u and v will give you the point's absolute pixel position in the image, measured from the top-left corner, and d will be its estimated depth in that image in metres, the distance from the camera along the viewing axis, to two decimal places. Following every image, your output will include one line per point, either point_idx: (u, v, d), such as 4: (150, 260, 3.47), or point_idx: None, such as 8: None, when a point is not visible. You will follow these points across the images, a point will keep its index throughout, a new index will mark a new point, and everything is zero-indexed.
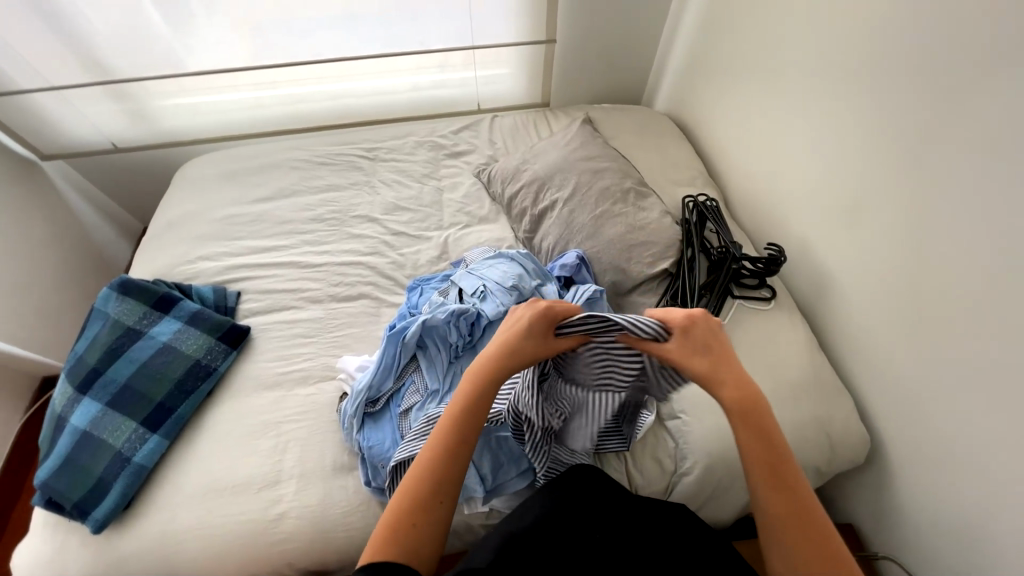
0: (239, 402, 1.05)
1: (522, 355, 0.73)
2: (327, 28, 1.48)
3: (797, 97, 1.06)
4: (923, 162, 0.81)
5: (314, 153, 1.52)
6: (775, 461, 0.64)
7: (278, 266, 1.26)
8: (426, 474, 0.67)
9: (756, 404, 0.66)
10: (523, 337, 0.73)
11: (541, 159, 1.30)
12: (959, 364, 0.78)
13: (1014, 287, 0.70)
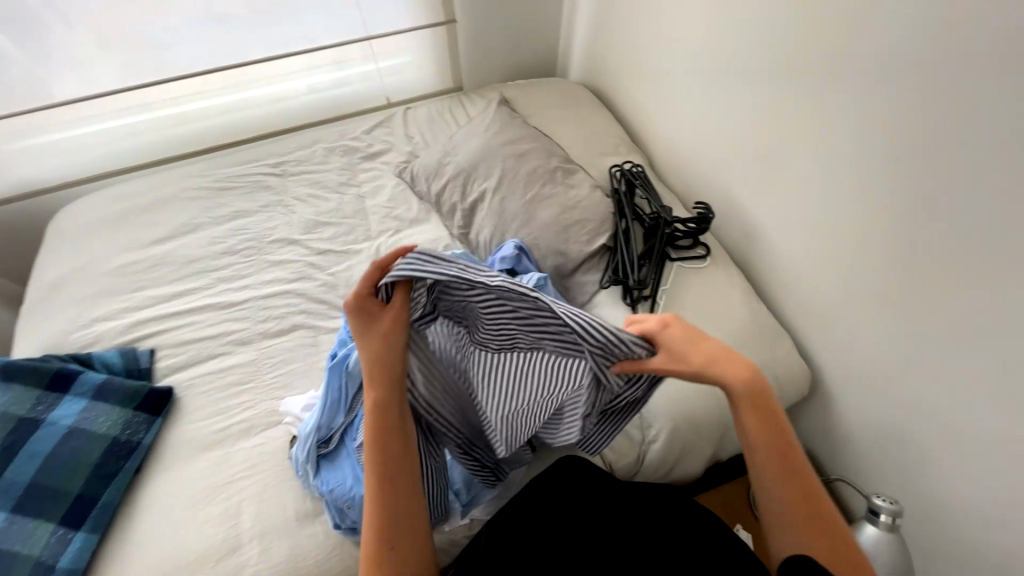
0: (176, 471, 0.94)
1: (380, 363, 0.69)
2: (201, 33, 1.33)
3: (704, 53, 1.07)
4: (829, 101, 0.84)
5: (211, 177, 1.36)
6: (777, 445, 0.63)
7: (194, 312, 1.13)
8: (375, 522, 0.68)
9: (761, 393, 0.63)
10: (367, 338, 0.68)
11: (462, 149, 1.24)
12: (881, 289, 0.84)
13: (920, 209, 0.75)
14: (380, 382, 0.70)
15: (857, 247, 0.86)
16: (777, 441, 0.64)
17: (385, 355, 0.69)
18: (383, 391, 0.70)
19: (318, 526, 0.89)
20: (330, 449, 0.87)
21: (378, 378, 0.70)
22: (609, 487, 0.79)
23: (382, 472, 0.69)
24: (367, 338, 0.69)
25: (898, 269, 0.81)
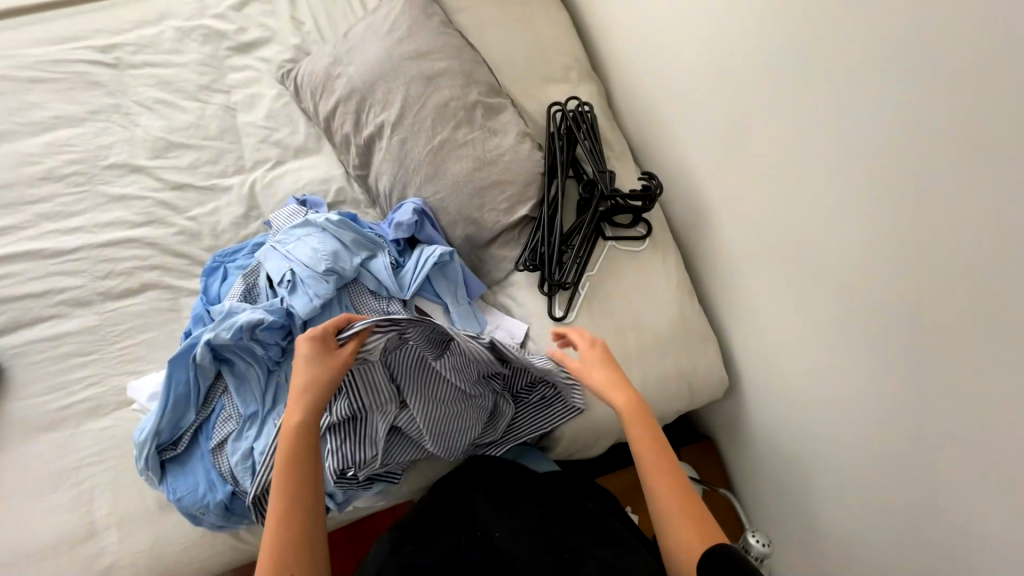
0: (9, 455, 0.82)
1: (324, 383, 0.65)
2: None
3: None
4: (846, 62, 0.64)
5: (14, 60, 0.98)
6: (658, 463, 0.64)
7: (10, 260, 0.89)
8: (281, 548, 0.57)
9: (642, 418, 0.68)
10: (307, 367, 0.65)
11: (358, 58, 0.92)
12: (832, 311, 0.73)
13: (907, 230, 0.61)
14: (311, 401, 0.64)
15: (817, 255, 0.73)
16: (655, 457, 0.65)
17: (333, 372, 0.66)
18: (317, 404, 0.64)
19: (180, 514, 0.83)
20: (179, 451, 0.76)
21: (310, 394, 0.64)
22: (535, 488, 0.72)
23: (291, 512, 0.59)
24: (315, 367, 0.65)
25: (851, 290, 0.70)
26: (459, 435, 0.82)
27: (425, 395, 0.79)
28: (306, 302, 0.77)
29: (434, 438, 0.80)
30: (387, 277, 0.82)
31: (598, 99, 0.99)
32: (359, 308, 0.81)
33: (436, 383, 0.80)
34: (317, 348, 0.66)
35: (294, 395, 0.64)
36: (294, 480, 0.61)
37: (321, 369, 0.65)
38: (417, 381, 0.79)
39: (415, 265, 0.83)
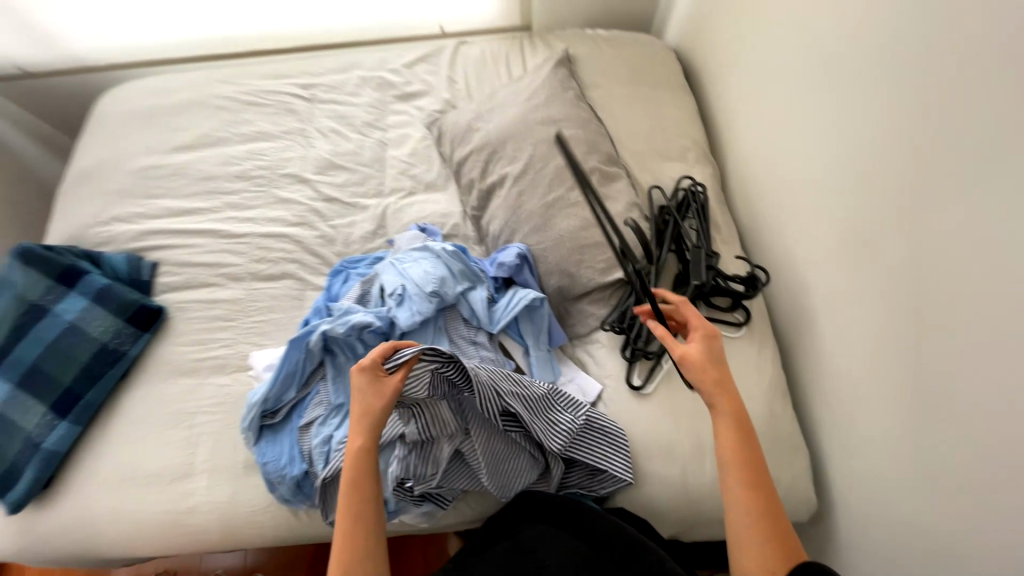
0: (152, 390, 0.99)
1: (375, 410, 0.73)
2: None
3: (835, 67, 0.78)
4: None
5: (242, 90, 1.29)
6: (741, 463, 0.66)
7: (199, 234, 1.13)
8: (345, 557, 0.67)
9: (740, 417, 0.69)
10: (362, 394, 0.74)
11: (496, 117, 1.06)
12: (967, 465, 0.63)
13: None
14: (368, 426, 0.73)
15: (941, 389, 0.66)
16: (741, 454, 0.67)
17: (381, 397, 0.74)
18: (372, 427, 0.73)
19: (256, 479, 0.92)
20: (276, 421, 0.87)
21: (369, 418, 0.73)
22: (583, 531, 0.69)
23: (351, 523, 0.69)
24: (367, 395, 0.74)
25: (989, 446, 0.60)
26: (508, 476, 0.82)
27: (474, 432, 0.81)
28: (409, 316, 0.86)
29: (489, 477, 0.81)
30: (480, 309, 0.89)
31: (712, 182, 1.01)
32: (451, 331, 0.89)
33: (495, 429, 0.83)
34: (366, 375, 0.74)
35: (354, 418, 0.74)
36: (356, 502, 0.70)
37: (375, 395, 0.74)
38: (470, 416, 0.82)
39: (507, 303, 0.90)
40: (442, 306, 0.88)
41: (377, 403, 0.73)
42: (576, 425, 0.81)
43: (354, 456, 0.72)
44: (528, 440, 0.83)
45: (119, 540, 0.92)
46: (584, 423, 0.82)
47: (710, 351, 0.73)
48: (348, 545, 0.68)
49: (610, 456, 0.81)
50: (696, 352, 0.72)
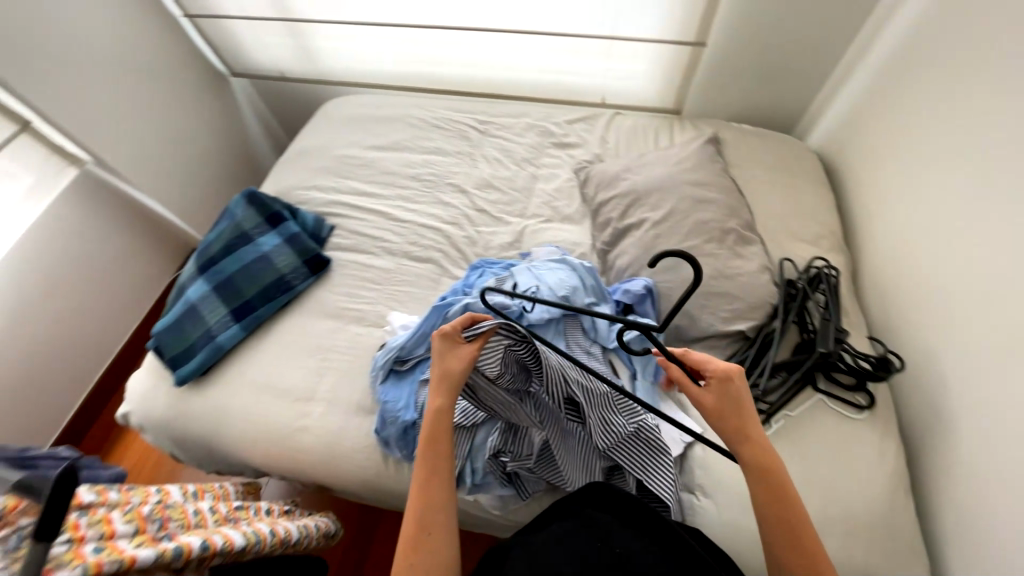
0: (302, 321, 1.18)
1: (452, 375, 0.76)
2: None
3: (1000, 191, 0.83)
4: None
5: (430, 114, 1.58)
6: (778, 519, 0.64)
7: (372, 213, 1.37)
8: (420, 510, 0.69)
9: (769, 471, 0.66)
10: (442, 360, 0.77)
11: (645, 173, 1.20)
12: None
13: None
14: (449, 389, 0.76)
15: None
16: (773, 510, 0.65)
17: (460, 362, 0.77)
18: (452, 390, 0.76)
19: (365, 420, 1.04)
20: (403, 369, 0.99)
21: (449, 382, 0.76)
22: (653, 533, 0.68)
23: (426, 481, 0.71)
24: (444, 360, 0.77)
25: None
26: (586, 471, 0.88)
27: (539, 414, 0.86)
28: (539, 312, 0.96)
29: (571, 472, 0.88)
30: (602, 324, 0.97)
31: (844, 270, 1.05)
32: (569, 337, 0.97)
33: (570, 426, 0.87)
34: (446, 342, 0.78)
35: (434, 381, 0.77)
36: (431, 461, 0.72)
37: (454, 360, 0.77)
38: (544, 411, 0.87)
39: (626, 324, 0.96)
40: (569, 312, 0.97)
41: (457, 368, 0.76)
42: (626, 430, 0.84)
43: (433, 416, 0.75)
44: (584, 434, 0.87)
45: (242, 435, 1.07)
46: (646, 431, 0.86)
47: (730, 401, 0.69)
48: (423, 499, 0.70)
49: (671, 472, 0.85)
50: (714, 402, 0.69)
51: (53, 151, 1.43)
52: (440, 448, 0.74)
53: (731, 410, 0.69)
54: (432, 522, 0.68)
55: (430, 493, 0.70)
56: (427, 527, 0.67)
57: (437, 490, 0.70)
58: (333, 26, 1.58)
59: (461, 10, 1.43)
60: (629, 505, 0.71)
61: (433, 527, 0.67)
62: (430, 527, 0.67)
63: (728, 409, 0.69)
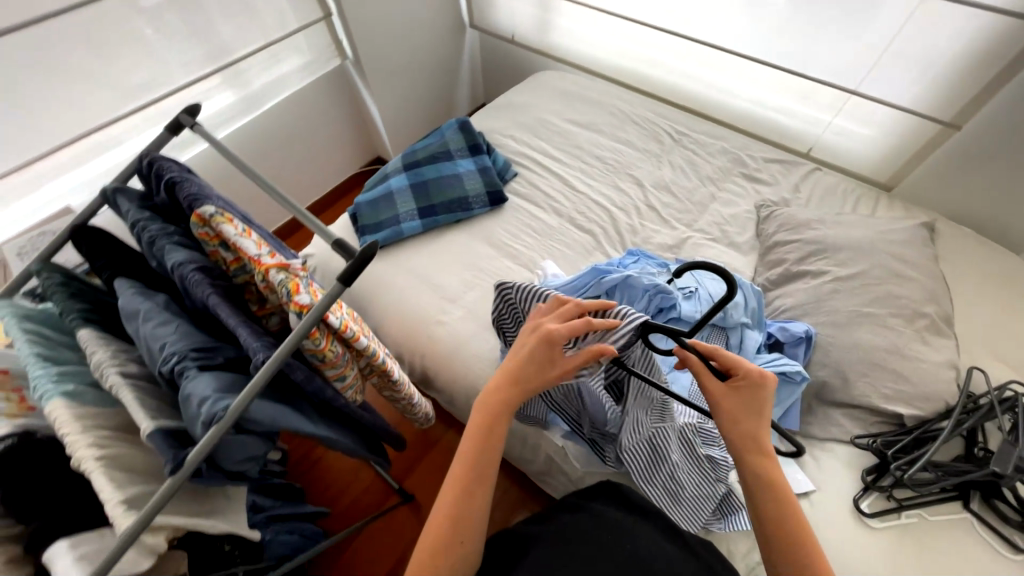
0: (468, 239, 1.33)
1: (531, 376, 0.66)
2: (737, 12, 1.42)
3: None
4: None
5: (632, 110, 1.64)
6: (776, 524, 0.57)
7: (551, 174, 1.48)
8: (454, 503, 0.61)
9: (773, 477, 0.59)
10: (527, 357, 0.66)
11: (839, 230, 1.16)
12: None
13: None
14: (518, 392, 0.66)
15: None
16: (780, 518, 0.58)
17: (546, 374, 0.66)
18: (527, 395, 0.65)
19: (493, 340, 1.15)
20: None
21: (522, 387, 0.66)
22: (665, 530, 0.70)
23: (465, 481, 0.62)
24: (538, 362, 0.66)
25: None
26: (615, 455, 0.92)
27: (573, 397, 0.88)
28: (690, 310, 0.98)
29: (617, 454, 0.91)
30: (749, 347, 0.97)
31: None
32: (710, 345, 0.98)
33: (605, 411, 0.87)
34: (546, 351, 0.66)
35: (505, 381, 0.66)
36: (475, 466, 0.63)
37: (535, 367, 0.66)
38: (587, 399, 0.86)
39: (772, 357, 0.95)
40: (720, 322, 0.98)
41: (541, 378, 0.66)
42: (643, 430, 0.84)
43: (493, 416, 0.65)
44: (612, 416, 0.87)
45: (388, 308, 1.23)
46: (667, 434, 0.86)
47: (755, 398, 0.62)
48: (456, 498, 0.61)
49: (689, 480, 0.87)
50: (729, 398, 0.62)
51: (331, 43, 1.76)
52: (489, 450, 0.64)
53: (754, 406, 0.62)
54: (460, 526, 0.60)
55: (469, 496, 0.62)
56: (460, 535, 0.59)
57: (474, 490, 0.62)
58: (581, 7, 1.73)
59: (707, 24, 1.49)
60: (636, 508, 0.74)
61: (462, 535, 0.59)
62: (461, 538, 0.59)
63: (749, 404, 0.62)
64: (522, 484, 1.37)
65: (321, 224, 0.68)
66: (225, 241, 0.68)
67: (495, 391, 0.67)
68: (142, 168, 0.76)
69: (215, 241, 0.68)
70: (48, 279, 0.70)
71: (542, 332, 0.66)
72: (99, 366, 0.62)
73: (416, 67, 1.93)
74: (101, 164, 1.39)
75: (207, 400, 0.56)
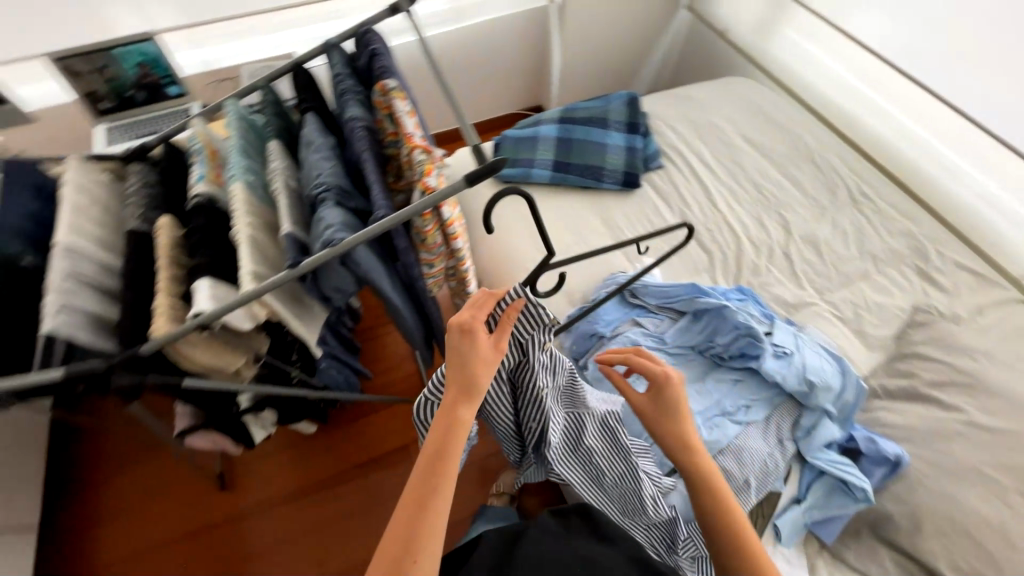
0: (585, 208, 1.33)
1: (473, 373, 0.62)
2: None
3: None
4: None
5: (820, 150, 1.44)
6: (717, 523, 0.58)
7: (696, 181, 1.39)
8: (411, 515, 0.54)
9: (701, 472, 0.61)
10: (461, 354, 0.63)
11: (1006, 376, 0.95)
12: None
13: None
14: (472, 402, 0.62)
15: None
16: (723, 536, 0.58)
17: (490, 371, 0.63)
18: (475, 400, 0.62)
19: (564, 306, 1.16)
20: (629, 300, 1.08)
21: (472, 390, 0.62)
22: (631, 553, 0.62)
23: (422, 493, 0.56)
24: (467, 353, 0.63)
25: None
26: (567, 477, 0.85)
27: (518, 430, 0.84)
28: (773, 368, 0.90)
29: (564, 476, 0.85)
30: (818, 437, 0.88)
31: None
32: (776, 413, 0.91)
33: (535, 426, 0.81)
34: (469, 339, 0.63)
35: (453, 386, 0.62)
36: (433, 479, 0.57)
37: (482, 363, 0.63)
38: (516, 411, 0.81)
39: (837, 461, 0.86)
40: (800, 395, 0.89)
41: (482, 376, 0.62)
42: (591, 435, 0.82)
43: (444, 425, 0.60)
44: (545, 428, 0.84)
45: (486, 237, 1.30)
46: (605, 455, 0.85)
47: (664, 398, 0.64)
48: (415, 512, 0.55)
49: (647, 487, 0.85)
50: (647, 404, 0.65)
51: None
52: (447, 460, 0.58)
53: (670, 411, 0.63)
54: (415, 540, 0.53)
55: (428, 510, 0.55)
56: (414, 551, 0.52)
57: (430, 502, 0.55)
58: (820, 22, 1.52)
59: None
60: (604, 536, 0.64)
61: (418, 549, 0.53)
62: (416, 551, 0.52)
63: (667, 409, 0.64)
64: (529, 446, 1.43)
65: (475, 136, 0.75)
66: (394, 114, 0.78)
67: (448, 399, 0.62)
68: (357, 34, 0.88)
69: (385, 112, 0.79)
70: (268, 95, 0.88)
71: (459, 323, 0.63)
72: (274, 171, 0.79)
73: (614, 30, 1.88)
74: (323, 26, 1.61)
75: (331, 227, 0.68)
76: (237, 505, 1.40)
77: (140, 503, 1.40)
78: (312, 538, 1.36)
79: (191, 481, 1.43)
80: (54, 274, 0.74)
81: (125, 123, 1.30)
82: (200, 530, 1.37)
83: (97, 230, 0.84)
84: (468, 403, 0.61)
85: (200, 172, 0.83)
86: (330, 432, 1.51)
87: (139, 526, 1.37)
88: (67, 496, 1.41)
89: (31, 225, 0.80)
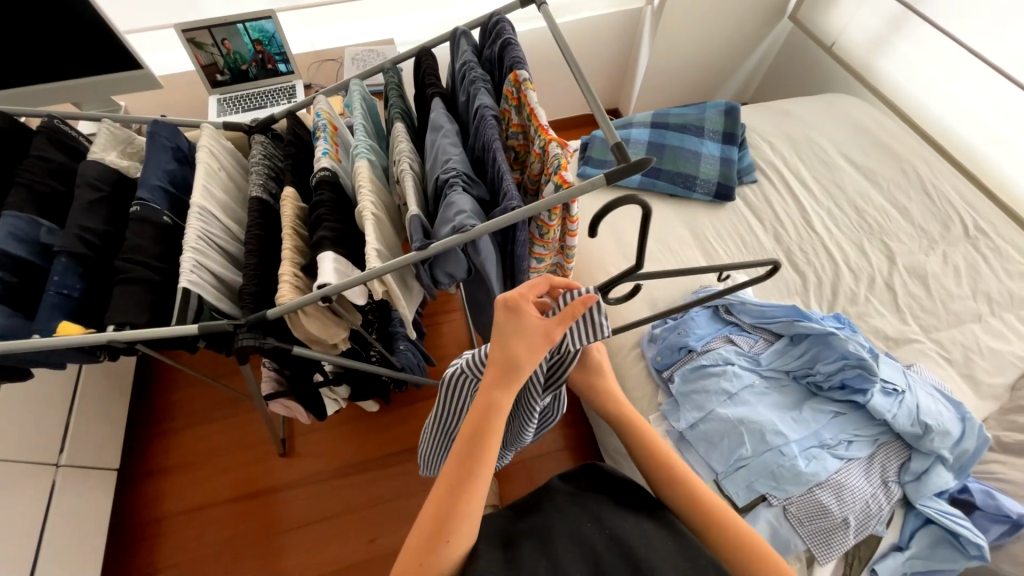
0: (673, 217, 1.30)
1: (516, 349, 0.54)
2: None
3: None
4: None
5: (931, 178, 1.35)
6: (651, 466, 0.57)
7: (791, 199, 1.33)
8: (442, 499, 0.47)
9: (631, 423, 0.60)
10: (499, 335, 0.55)
11: None
12: None
13: None
14: (511, 383, 0.53)
15: None
16: (658, 471, 0.56)
17: (530, 353, 0.54)
18: (514, 387, 0.53)
19: (647, 314, 1.13)
20: (723, 315, 1.06)
21: (509, 369, 0.53)
22: (638, 508, 0.55)
23: (457, 478, 0.48)
24: (511, 333, 0.54)
25: None
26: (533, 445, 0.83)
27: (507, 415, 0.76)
28: (883, 405, 0.85)
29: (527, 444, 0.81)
30: (929, 484, 0.81)
31: None
32: (880, 453, 0.86)
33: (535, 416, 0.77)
34: (509, 315, 0.54)
35: (490, 368, 0.54)
36: (469, 464, 0.49)
37: (517, 342, 0.54)
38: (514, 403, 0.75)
39: (947, 512, 0.80)
40: (912, 435, 0.84)
41: (523, 360, 0.53)
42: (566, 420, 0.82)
43: (480, 407, 0.52)
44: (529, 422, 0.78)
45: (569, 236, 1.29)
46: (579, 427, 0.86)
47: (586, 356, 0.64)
48: (447, 496, 0.47)
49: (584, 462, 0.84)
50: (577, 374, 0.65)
51: None
52: (488, 446, 0.50)
53: (591, 363, 0.64)
54: (451, 521, 0.46)
55: (463, 495, 0.47)
56: (445, 533, 0.46)
57: (467, 486, 0.48)
58: (945, 44, 1.43)
59: None
60: (608, 491, 0.58)
61: (454, 530, 0.46)
62: (449, 532, 0.46)
63: (584, 360, 0.64)
64: (580, 424, 1.36)
65: (605, 111, 0.70)
66: (523, 104, 0.78)
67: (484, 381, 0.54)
68: (488, 25, 0.89)
69: (514, 102, 0.80)
70: (391, 77, 0.89)
71: (502, 299, 0.55)
72: (400, 153, 0.79)
73: (709, 40, 1.83)
74: (424, 16, 1.64)
75: (462, 214, 0.68)
76: (290, 473, 1.46)
77: (205, 456, 1.48)
78: (356, 517, 1.39)
79: (251, 443, 1.50)
80: (190, 232, 0.77)
81: (234, 95, 1.38)
82: (257, 492, 1.43)
83: (224, 196, 0.88)
84: (512, 387, 0.53)
85: (324, 147, 0.84)
86: (388, 414, 1.55)
87: (202, 479, 1.45)
88: (145, 440, 1.50)
89: (170, 182, 0.84)
